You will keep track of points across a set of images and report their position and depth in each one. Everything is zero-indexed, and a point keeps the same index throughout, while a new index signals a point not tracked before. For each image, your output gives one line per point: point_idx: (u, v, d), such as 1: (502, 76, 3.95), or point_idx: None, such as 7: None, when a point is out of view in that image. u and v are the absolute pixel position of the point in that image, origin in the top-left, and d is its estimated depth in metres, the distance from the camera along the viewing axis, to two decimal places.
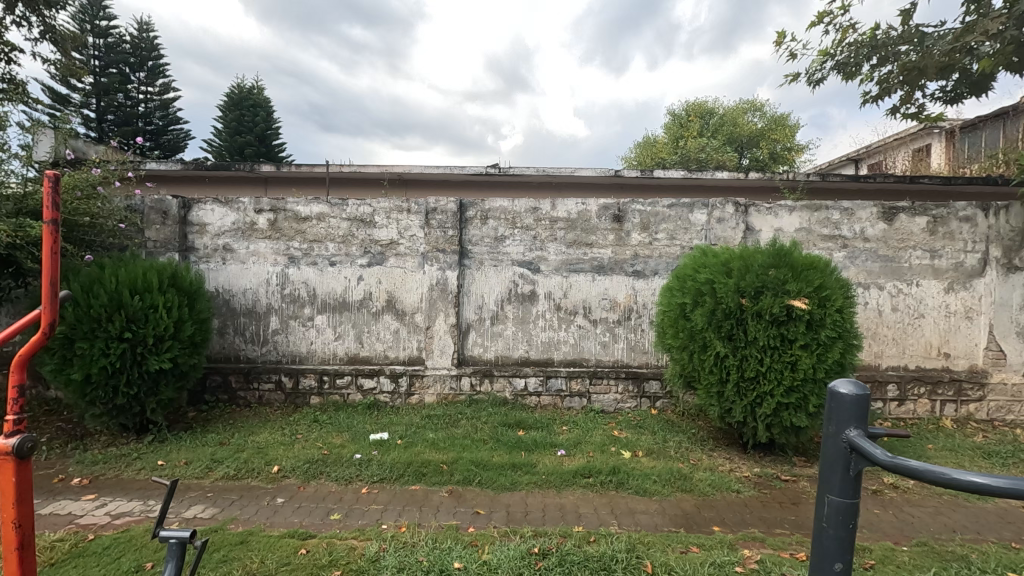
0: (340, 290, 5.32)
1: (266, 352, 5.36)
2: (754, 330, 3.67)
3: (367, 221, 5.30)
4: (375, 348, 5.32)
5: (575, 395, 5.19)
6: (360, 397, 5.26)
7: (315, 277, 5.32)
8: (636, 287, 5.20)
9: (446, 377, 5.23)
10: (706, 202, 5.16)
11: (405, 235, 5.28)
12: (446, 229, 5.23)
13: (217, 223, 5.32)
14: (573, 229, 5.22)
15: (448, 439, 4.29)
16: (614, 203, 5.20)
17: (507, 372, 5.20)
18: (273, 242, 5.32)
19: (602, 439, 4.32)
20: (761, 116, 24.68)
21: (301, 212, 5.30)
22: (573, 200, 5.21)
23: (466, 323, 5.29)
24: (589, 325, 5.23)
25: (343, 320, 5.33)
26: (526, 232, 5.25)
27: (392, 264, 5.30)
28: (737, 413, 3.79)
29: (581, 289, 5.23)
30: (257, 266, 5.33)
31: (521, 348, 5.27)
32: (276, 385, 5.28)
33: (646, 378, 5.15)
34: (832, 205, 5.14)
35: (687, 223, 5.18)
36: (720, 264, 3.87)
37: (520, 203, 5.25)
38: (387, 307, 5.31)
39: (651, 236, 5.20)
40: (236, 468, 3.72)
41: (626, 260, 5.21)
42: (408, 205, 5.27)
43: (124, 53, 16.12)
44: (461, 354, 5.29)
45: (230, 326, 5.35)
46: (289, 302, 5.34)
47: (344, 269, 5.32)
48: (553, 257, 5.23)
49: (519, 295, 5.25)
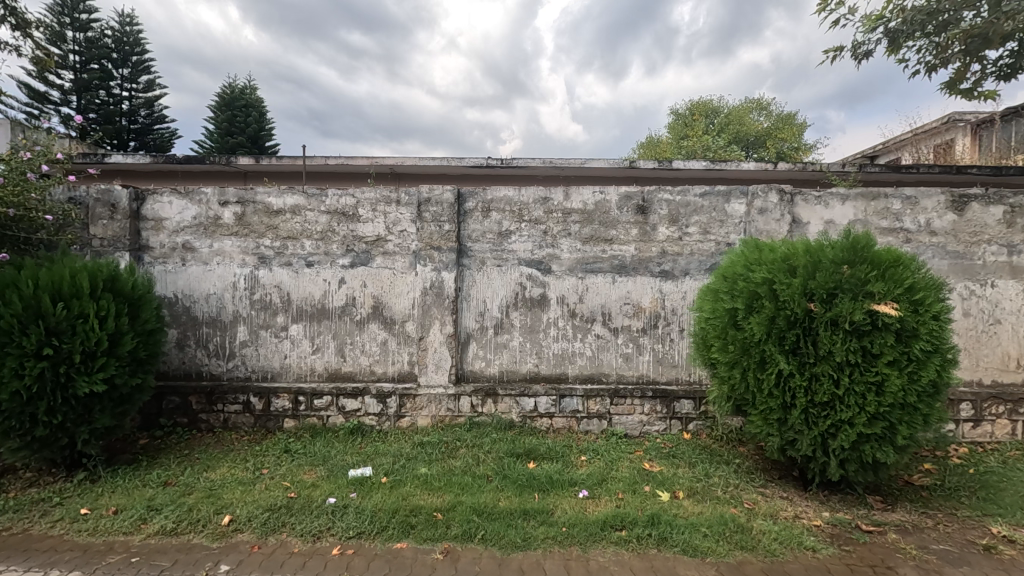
0: (319, 296, 4.57)
1: (233, 368, 4.60)
2: (828, 342, 2.91)
3: (350, 214, 4.55)
4: (359, 362, 4.57)
5: (593, 417, 4.43)
6: (343, 420, 4.50)
7: (290, 281, 4.57)
8: (664, 289, 4.46)
9: (442, 396, 4.47)
10: (744, 191, 4.43)
11: (394, 230, 4.54)
12: (441, 223, 4.47)
13: (175, 218, 4.57)
14: (590, 223, 4.48)
15: (444, 476, 3.53)
16: (637, 193, 4.46)
17: (514, 391, 4.44)
18: (240, 239, 4.57)
19: (631, 475, 3.55)
20: (767, 116, 24.08)
21: (272, 204, 4.56)
22: (590, 189, 4.47)
23: (465, 333, 4.53)
24: (609, 335, 4.49)
25: (322, 330, 4.58)
26: (535, 226, 4.50)
27: (379, 264, 4.55)
28: (804, 446, 3.04)
29: (600, 293, 4.48)
30: (223, 268, 4.58)
31: (530, 362, 4.51)
32: (244, 406, 4.52)
33: (675, 397, 4.41)
34: (893, 193, 4.40)
35: (723, 215, 4.44)
36: (780, 261, 3.13)
37: (528, 192, 4.50)
38: (374, 315, 4.56)
39: (681, 230, 4.46)
40: (177, 520, 2.96)
41: (652, 258, 4.47)
42: (397, 195, 4.52)
43: (105, 49, 15.40)
44: (461, 369, 4.54)
45: (191, 337, 4.59)
46: (259, 309, 4.59)
47: (324, 271, 4.57)
48: (567, 255, 4.49)
49: (527, 300, 4.50)
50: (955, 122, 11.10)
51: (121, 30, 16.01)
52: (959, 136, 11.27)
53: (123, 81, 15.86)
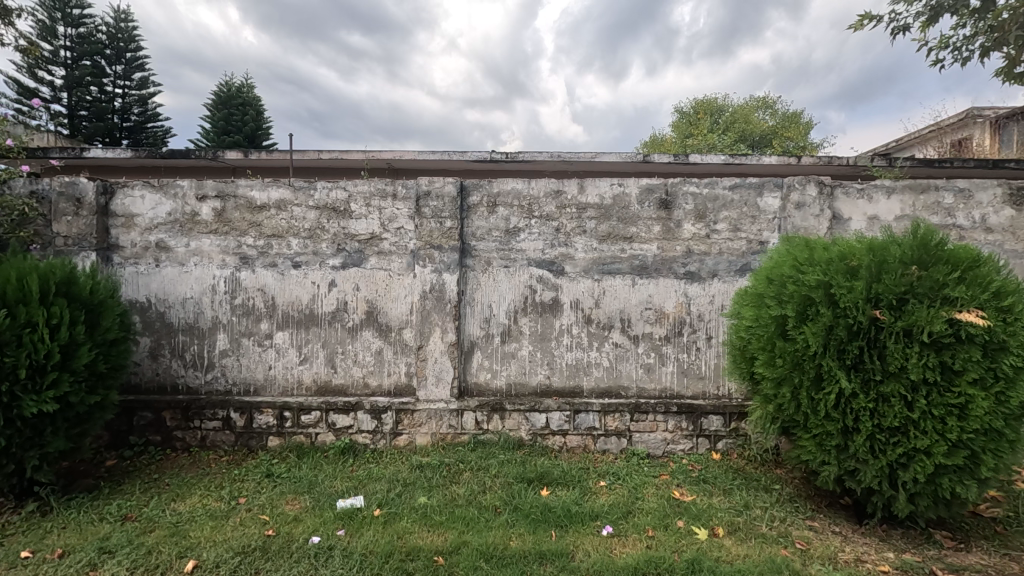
0: (307, 300, 4.13)
1: (212, 380, 4.15)
2: (899, 357, 2.47)
3: (341, 210, 4.11)
4: (352, 374, 4.13)
5: (611, 435, 4.00)
6: (333, 439, 4.05)
7: (275, 284, 4.13)
8: (690, 293, 4.03)
9: (443, 412, 4.02)
10: (779, 183, 3.99)
11: (390, 228, 4.09)
12: (442, 220, 4.02)
13: (148, 214, 4.13)
14: (607, 219, 4.04)
15: (445, 508, 3.09)
16: (660, 185, 4.02)
17: (524, 406, 3.99)
18: (220, 237, 4.13)
19: (660, 507, 3.10)
20: (773, 115, 23.67)
21: (255, 198, 4.12)
22: (607, 181, 4.03)
23: (469, 341, 4.09)
24: (629, 343, 4.05)
25: (310, 338, 4.14)
26: (546, 222, 4.06)
27: (373, 265, 4.11)
28: (867, 478, 2.60)
29: (618, 297, 4.04)
30: (201, 269, 4.13)
31: (541, 373, 4.07)
32: (224, 423, 4.07)
33: (702, 413, 3.97)
34: (943, 185, 3.95)
35: (755, 210, 4.01)
36: (837, 261, 2.69)
37: (538, 185, 4.06)
38: (367, 321, 4.11)
39: (709, 227, 4.02)
40: (131, 567, 2.52)
41: (676, 258, 4.03)
42: (393, 189, 4.08)
43: (97, 44, 14.93)
44: (464, 381, 4.10)
45: (165, 346, 4.15)
46: (241, 315, 4.15)
47: (312, 272, 4.12)
48: (582, 255, 4.05)
49: (537, 305, 4.06)
50: (973, 118, 10.64)
51: (114, 25, 15.56)
52: (976, 132, 10.81)
53: (115, 77, 15.38)
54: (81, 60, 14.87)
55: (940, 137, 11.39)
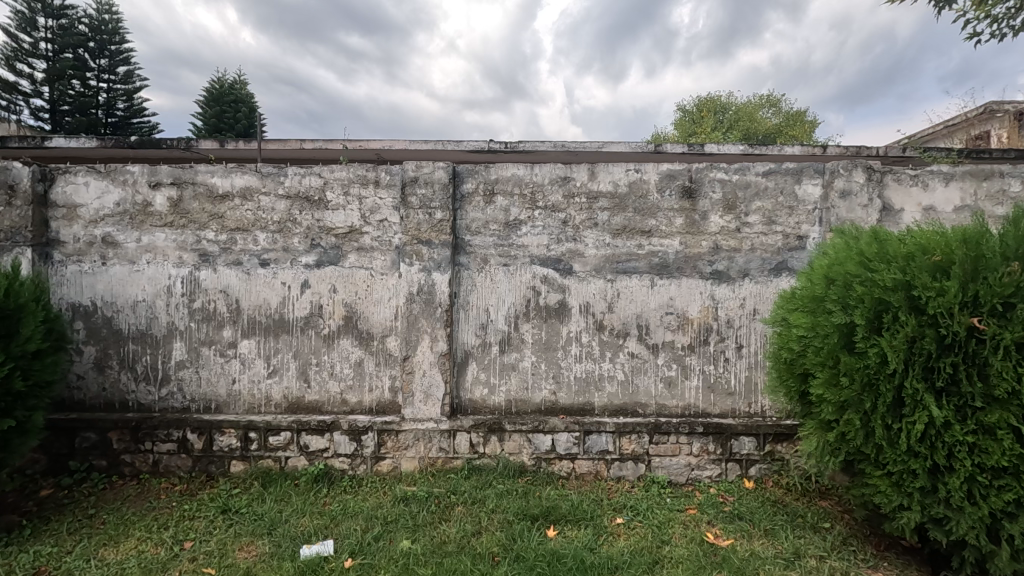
0: (277, 304, 3.59)
1: (166, 397, 3.61)
2: (1008, 379, 1.93)
3: (316, 200, 3.57)
4: (327, 390, 3.59)
5: (627, 460, 3.46)
6: (305, 464, 3.51)
7: (239, 285, 3.59)
8: (717, 295, 3.51)
9: (433, 433, 3.48)
10: (819, 169, 3.46)
11: (372, 220, 3.55)
12: (431, 210, 3.48)
13: (93, 205, 3.59)
14: (622, 210, 3.50)
15: (430, 557, 2.56)
16: (683, 171, 3.49)
17: (526, 427, 3.45)
18: (176, 231, 3.58)
19: (693, 555, 2.56)
20: (777, 112, 23.20)
21: (216, 186, 3.58)
22: (622, 166, 3.49)
23: (462, 351, 3.55)
24: (647, 353, 3.52)
25: (280, 348, 3.60)
26: (552, 214, 3.52)
27: (352, 263, 3.57)
28: (962, 529, 2.06)
29: (634, 300, 3.52)
30: (154, 268, 3.59)
31: (546, 388, 3.53)
32: (179, 446, 3.52)
33: (732, 433, 3.44)
34: (1010, 170, 3.42)
35: (793, 200, 3.48)
36: (918, 256, 2.16)
37: (543, 171, 3.52)
38: (346, 328, 3.58)
39: (739, 219, 3.49)
40: None
41: (702, 255, 3.50)
42: (375, 175, 3.54)
43: (80, 37, 14.38)
44: (457, 398, 3.56)
45: (113, 357, 3.61)
46: (200, 321, 3.60)
47: (282, 272, 3.59)
48: (592, 251, 3.51)
49: (541, 309, 3.53)
50: (993, 113, 10.11)
51: (98, 17, 15.01)
52: (996, 126, 10.20)
53: (100, 71, 14.84)
54: (64, 53, 14.33)
55: (960, 130, 10.85)
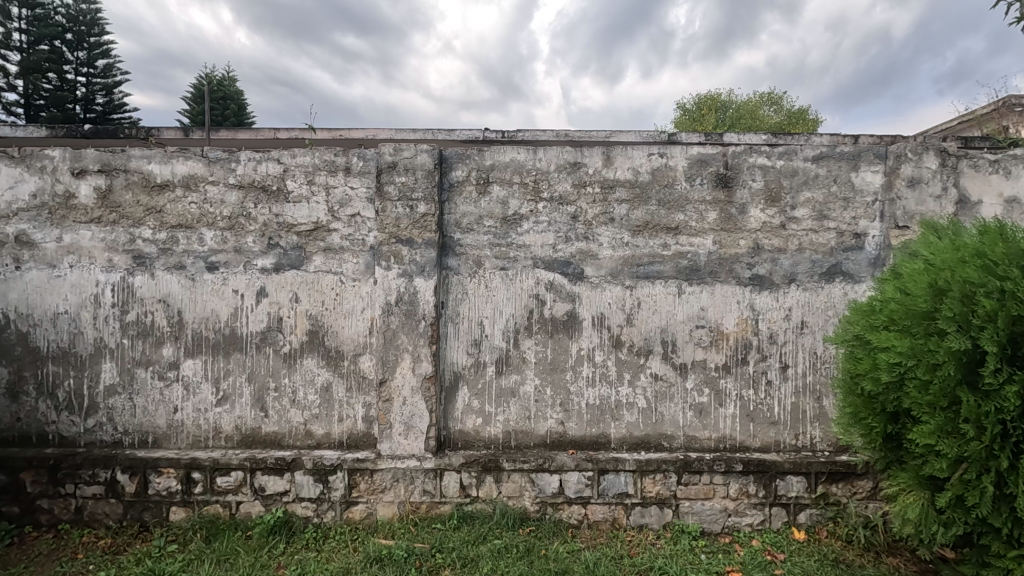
0: (227, 316, 2.98)
1: (94, 429, 2.99)
2: None
3: (274, 190, 2.96)
4: (288, 420, 2.98)
5: (650, 505, 2.86)
6: (261, 511, 2.89)
7: (181, 293, 2.98)
8: (757, 305, 2.92)
9: (415, 473, 2.87)
10: (881, 153, 2.87)
11: (341, 214, 2.95)
12: (413, 203, 2.87)
13: (5, 196, 2.97)
14: (643, 202, 2.91)
15: None
16: (717, 156, 2.90)
17: (528, 465, 2.85)
18: (104, 229, 2.96)
19: None
20: (780, 109, 22.64)
21: (154, 174, 2.96)
22: (644, 149, 2.90)
23: (451, 373, 2.94)
24: (673, 375, 2.93)
25: (231, 369, 2.98)
26: (559, 207, 2.92)
27: (318, 266, 2.96)
28: None
29: (657, 310, 2.92)
30: (78, 273, 2.97)
31: (552, 417, 2.94)
32: (106, 489, 2.89)
33: (777, 473, 2.84)
34: None
35: (849, 190, 2.89)
36: None
37: (548, 155, 2.92)
38: (310, 345, 2.97)
39: (784, 214, 2.90)
40: None
41: (740, 256, 2.91)
42: (346, 160, 2.94)
43: (56, 28, 13.72)
44: (444, 429, 2.95)
45: (29, 381, 2.99)
46: (134, 337, 2.98)
47: (234, 277, 2.97)
48: (608, 252, 2.92)
49: (546, 322, 2.93)
50: None
51: (75, 8, 14.35)
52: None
53: (77, 64, 14.17)
54: (40, 45, 13.66)
55: None
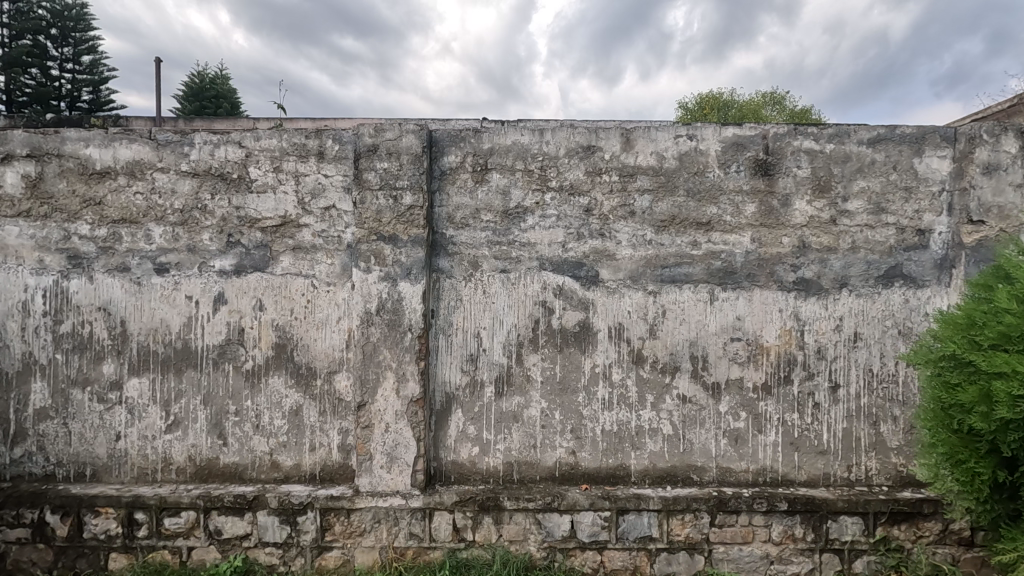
0: (178, 328, 2.53)
1: (21, 460, 2.54)
2: None
3: (234, 179, 2.51)
4: (251, 449, 2.53)
5: (678, 551, 2.41)
6: (217, 558, 2.44)
7: (125, 300, 2.53)
8: (803, 314, 2.48)
9: (400, 514, 2.42)
10: (949, 134, 2.43)
11: (314, 207, 2.50)
12: (397, 193, 2.42)
13: None
14: (669, 193, 2.47)
15: None
16: (756, 138, 2.46)
17: (534, 504, 2.41)
18: (34, 224, 2.52)
19: None
20: (784, 109, 22.26)
21: (93, 160, 2.51)
22: (670, 130, 2.46)
23: (443, 394, 2.50)
24: (704, 397, 2.49)
25: (184, 389, 2.53)
26: (570, 199, 2.49)
27: (286, 269, 2.51)
28: None
29: (685, 321, 2.48)
30: (3, 276, 2.52)
31: (562, 446, 2.50)
32: (33, 533, 2.44)
33: (829, 513, 2.40)
34: None
35: (911, 178, 2.45)
36: None
37: (557, 138, 2.49)
38: (277, 361, 2.52)
39: (835, 207, 2.47)
40: None
41: (783, 257, 2.47)
42: (319, 143, 2.50)
43: (39, 21, 13.27)
44: (434, 460, 2.50)
45: None
46: (69, 352, 2.54)
47: (187, 281, 2.52)
48: (627, 252, 2.48)
49: (554, 334, 2.48)
50: None
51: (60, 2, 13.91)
52: None
53: (62, 59, 13.71)
54: (22, 39, 13.20)
55: None
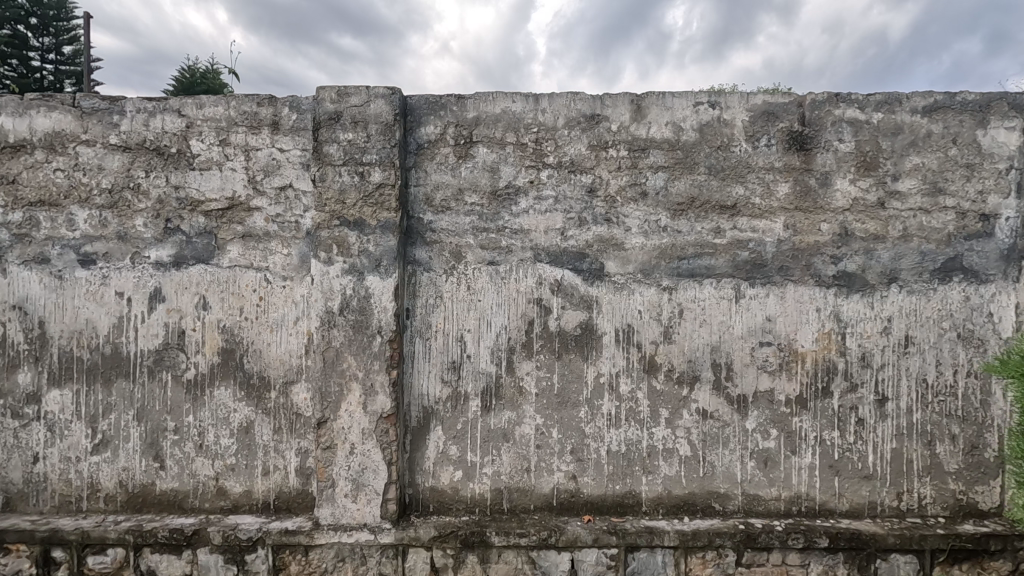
0: (107, 330, 2.14)
1: None
2: None
3: (172, 154, 2.12)
4: (193, 473, 2.14)
5: None
6: None
7: (44, 297, 2.14)
8: (845, 314, 2.10)
9: (367, 551, 2.04)
10: (1019, 102, 2.05)
11: (267, 187, 2.11)
12: (363, 169, 2.03)
13: None
14: (687, 171, 2.09)
15: None
16: (789, 106, 2.08)
17: (527, 540, 2.02)
18: None
19: None
20: None
21: (5, 131, 2.12)
22: (689, 97, 2.08)
23: (420, 409, 2.12)
24: (728, 412, 2.11)
25: (114, 402, 2.14)
26: (570, 178, 2.10)
27: (234, 260, 2.12)
28: None
29: (706, 322, 2.10)
30: None
31: (560, 470, 2.11)
32: None
33: (878, 551, 2.02)
34: None
35: (974, 153, 2.07)
36: None
37: (555, 105, 2.10)
38: (224, 369, 2.13)
39: (883, 187, 2.08)
40: None
41: (821, 246, 2.09)
42: (273, 112, 2.11)
43: (19, 11, 12.84)
44: (409, 487, 2.12)
45: None
46: None
47: (117, 275, 2.13)
48: (637, 241, 2.09)
49: (552, 338, 2.10)
50: None
51: None
52: None
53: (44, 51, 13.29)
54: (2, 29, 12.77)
55: None
